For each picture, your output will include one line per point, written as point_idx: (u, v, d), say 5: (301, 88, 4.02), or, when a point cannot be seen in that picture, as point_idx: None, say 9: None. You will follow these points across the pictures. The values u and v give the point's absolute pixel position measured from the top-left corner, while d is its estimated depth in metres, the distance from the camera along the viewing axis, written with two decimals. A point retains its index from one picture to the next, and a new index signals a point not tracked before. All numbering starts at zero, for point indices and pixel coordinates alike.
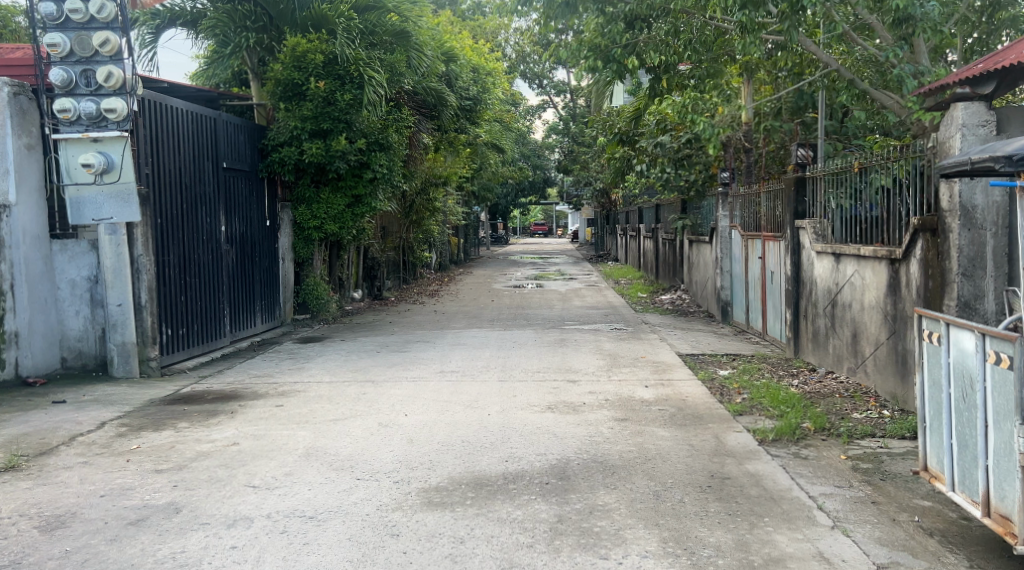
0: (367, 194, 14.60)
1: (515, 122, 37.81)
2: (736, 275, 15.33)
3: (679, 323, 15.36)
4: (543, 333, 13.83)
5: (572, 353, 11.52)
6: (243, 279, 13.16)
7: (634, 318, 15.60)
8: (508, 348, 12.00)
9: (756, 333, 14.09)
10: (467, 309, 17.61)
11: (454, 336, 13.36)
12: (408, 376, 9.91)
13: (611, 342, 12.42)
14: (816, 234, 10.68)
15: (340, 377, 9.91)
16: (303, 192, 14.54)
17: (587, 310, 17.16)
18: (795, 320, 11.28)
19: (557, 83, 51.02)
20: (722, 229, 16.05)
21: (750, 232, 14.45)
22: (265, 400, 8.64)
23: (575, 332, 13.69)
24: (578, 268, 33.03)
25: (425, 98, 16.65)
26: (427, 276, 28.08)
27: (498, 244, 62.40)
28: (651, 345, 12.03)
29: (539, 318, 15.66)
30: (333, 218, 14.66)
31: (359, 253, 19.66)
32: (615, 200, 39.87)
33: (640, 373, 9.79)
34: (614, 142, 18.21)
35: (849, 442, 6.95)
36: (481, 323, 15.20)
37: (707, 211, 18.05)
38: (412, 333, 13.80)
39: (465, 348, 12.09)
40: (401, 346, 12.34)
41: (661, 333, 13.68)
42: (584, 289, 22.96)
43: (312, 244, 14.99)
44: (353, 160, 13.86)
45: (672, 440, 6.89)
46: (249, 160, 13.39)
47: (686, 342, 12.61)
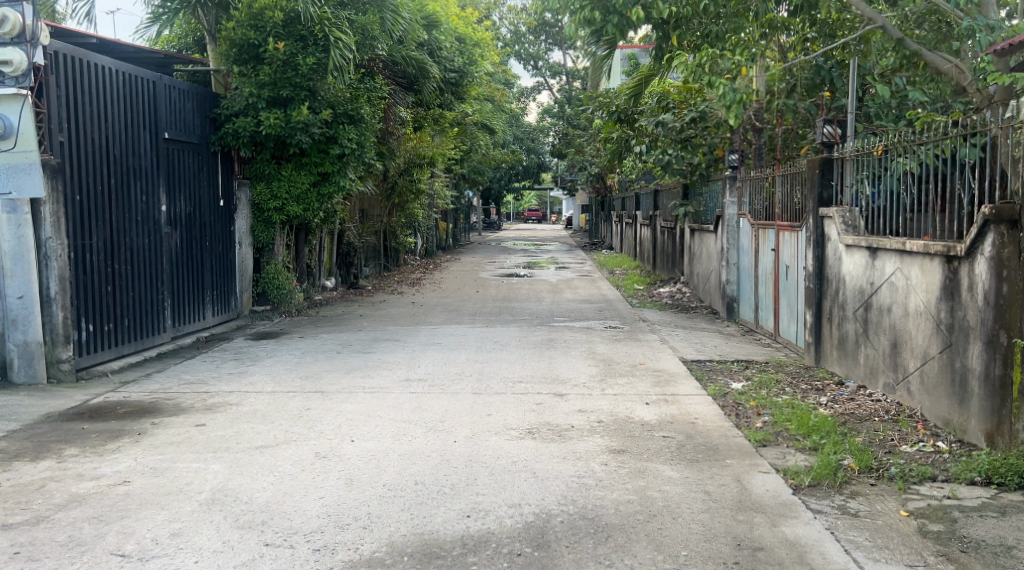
0: (335, 173, 13.12)
1: (507, 103, 36.29)
2: (744, 269, 13.87)
3: (680, 320, 13.90)
4: (528, 330, 12.34)
5: (560, 357, 10.02)
6: (190, 266, 11.67)
7: (631, 314, 14.12)
8: (488, 350, 10.48)
9: (767, 334, 12.63)
10: (449, 302, 16.10)
11: (428, 335, 11.85)
12: (366, 386, 8.40)
13: (605, 344, 10.93)
14: (845, 225, 9.20)
15: (284, 386, 8.40)
16: (262, 168, 13.02)
17: (579, 304, 15.68)
18: (816, 322, 9.81)
19: (552, 64, 49.45)
20: (728, 217, 14.59)
21: (761, 221, 12.96)
22: (186, 416, 7.13)
23: (565, 331, 12.19)
24: (572, 257, 31.59)
25: (405, 69, 15.21)
26: (411, 263, 26.59)
27: (489, 230, 60.92)
28: (651, 349, 10.52)
29: (526, 313, 14.15)
30: (297, 200, 13.17)
31: (332, 238, 18.12)
32: (610, 185, 38.38)
33: (639, 386, 8.30)
34: (611, 121, 16.92)
35: (905, 488, 5.48)
36: (461, 317, 13.71)
37: (711, 198, 16.61)
38: (382, 330, 12.29)
39: (438, 349, 10.59)
40: (366, 346, 10.83)
41: (662, 333, 12.19)
42: (576, 279, 21.49)
43: (273, 227, 13.47)
44: (317, 133, 12.44)
45: (682, 485, 5.42)
46: (199, 131, 11.87)
47: (689, 345, 11.13)
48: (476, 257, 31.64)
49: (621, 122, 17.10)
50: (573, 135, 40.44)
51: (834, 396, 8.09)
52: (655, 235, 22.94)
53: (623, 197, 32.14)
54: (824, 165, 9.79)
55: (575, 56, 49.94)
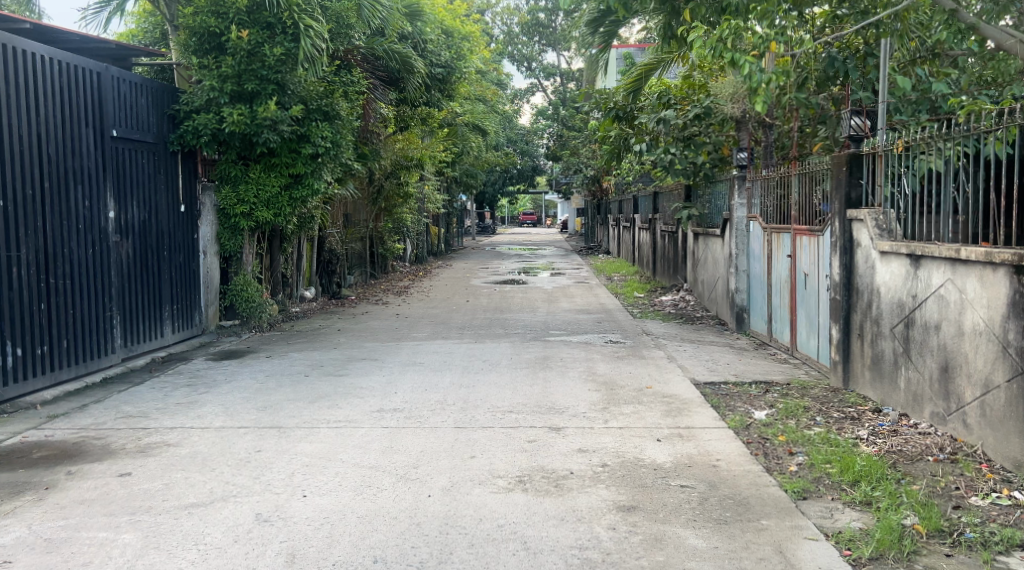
0: (308, 175, 12.00)
1: (499, 104, 35.24)
2: (756, 277, 12.78)
3: (687, 332, 12.79)
4: (521, 346, 11.21)
5: (556, 379, 8.90)
6: (145, 279, 10.54)
7: (633, 326, 13.01)
8: (477, 371, 9.35)
9: (784, 349, 11.53)
10: (436, 314, 14.97)
11: (411, 352, 10.72)
12: (331, 419, 7.27)
13: (605, 362, 9.81)
14: (878, 229, 8.07)
15: (237, 419, 7.27)
16: (228, 169, 11.87)
17: (577, 314, 14.55)
18: (844, 339, 8.70)
19: (545, 65, 48.43)
20: (737, 220, 13.48)
21: (775, 224, 11.88)
22: (110, 462, 6.02)
23: (561, 347, 11.06)
24: (568, 261, 30.47)
25: (387, 65, 14.12)
26: (399, 270, 25.49)
27: (484, 234, 59.87)
28: (658, 368, 9.40)
29: (519, 326, 13.03)
30: (266, 204, 12.04)
31: (311, 245, 17.00)
32: (607, 188, 37.32)
33: (647, 417, 7.19)
34: (609, 118, 15.73)
35: (990, 561, 4.38)
36: (449, 331, 12.58)
37: (717, 200, 15.51)
38: (360, 347, 11.17)
39: (421, 370, 9.45)
40: (339, 367, 9.70)
41: (668, 348, 11.07)
42: (573, 286, 20.42)
43: (241, 235, 12.33)
44: (287, 131, 11.31)
45: (711, 562, 4.32)
46: (154, 129, 10.74)
47: (699, 363, 10.02)
48: (468, 262, 30.54)
49: (620, 119, 15.89)
50: (568, 137, 39.39)
51: (874, 428, 6.98)
52: (655, 239, 21.85)
53: (620, 200, 31.06)
54: (853, 160, 8.64)
55: (569, 57, 48.94)
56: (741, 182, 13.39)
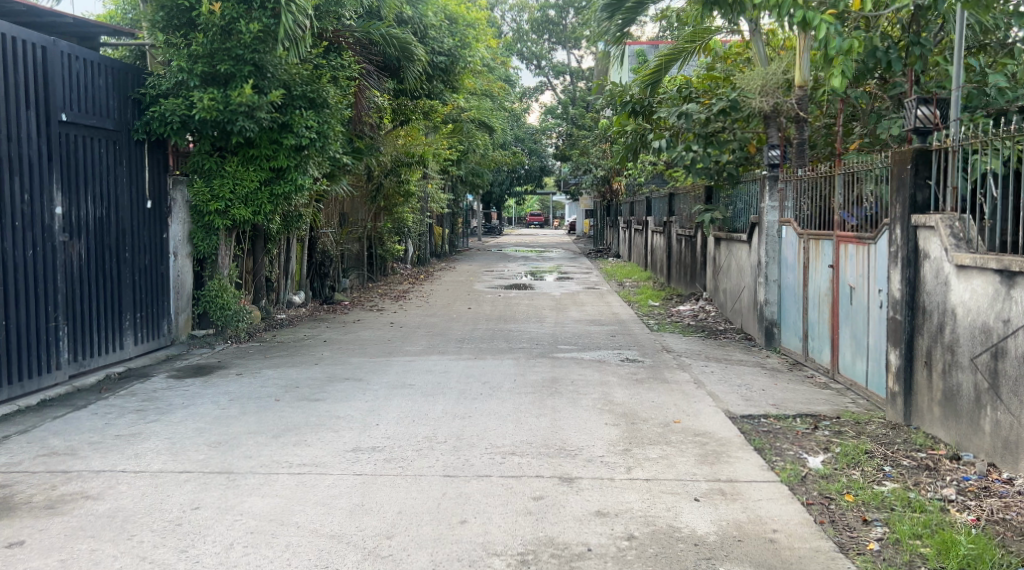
0: (291, 168, 10.75)
1: (507, 101, 34.00)
2: (790, 287, 11.51)
3: (712, 349, 11.50)
4: (526, 364, 9.93)
5: (566, 408, 7.62)
6: (101, 284, 9.28)
7: (651, 341, 11.73)
8: (474, 396, 8.08)
9: (824, 370, 10.26)
10: (434, 323, 13.69)
11: (402, 370, 9.47)
12: (294, 462, 6.00)
13: (623, 388, 8.52)
14: (954, 239, 6.78)
15: (180, 460, 6.01)
16: (201, 162, 10.58)
17: (589, 326, 13.27)
18: (906, 366, 7.40)
19: (555, 63, 47.17)
20: (766, 225, 12.16)
21: (814, 230, 10.61)
22: (4, 524, 4.77)
23: (572, 366, 9.78)
24: (577, 265, 29.14)
25: (385, 51, 12.95)
26: (399, 272, 24.22)
27: (490, 235, 58.58)
28: (685, 397, 8.11)
29: (524, 339, 11.75)
30: (243, 201, 10.76)
31: (301, 245, 15.73)
32: (618, 189, 36.01)
33: (678, 465, 5.93)
34: (625, 112, 14.88)
35: None
36: (447, 345, 11.31)
37: (743, 202, 14.20)
38: (346, 363, 9.92)
39: (409, 395, 8.18)
40: (317, 389, 8.44)
41: (692, 368, 9.78)
42: (582, 293, 19.13)
43: (216, 235, 11.04)
44: (266, 119, 10.03)
45: None
46: (114, 115, 9.48)
47: (730, 389, 8.73)
48: (473, 265, 29.18)
49: (636, 114, 15.02)
50: (578, 137, 38.06)
51: (959, 483, 5.66)
52: (670, 244, 20.57)
53: (632, 202, 29.76)
54: (922, 156, 7.31)
55: (580, 55, 47.67)
56: (773, 182, 12.08)
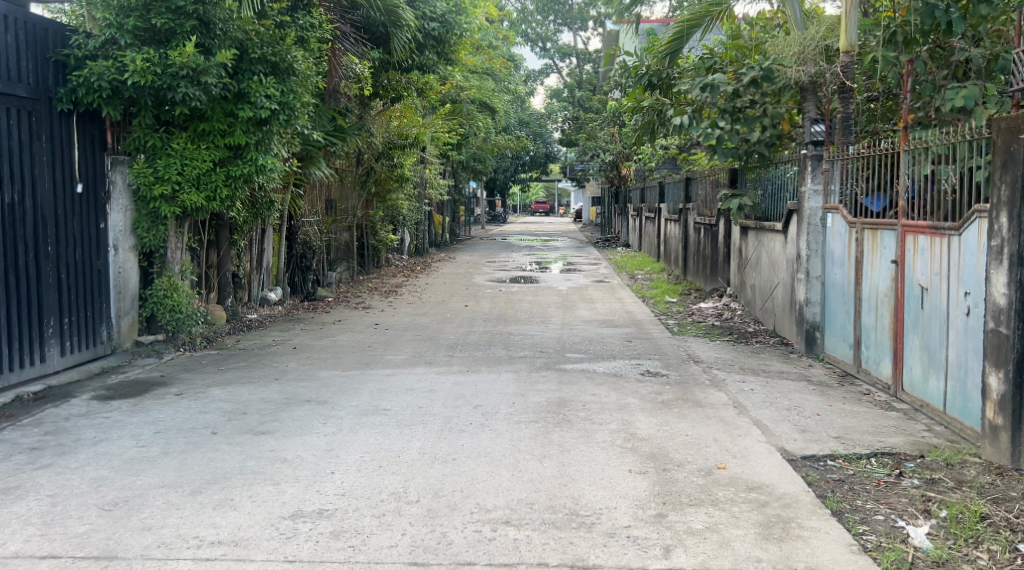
0: (250, 146, 9.15)
1: (511, 83, 32.28)
2: (838, 285, 9.86)
3: (745, 357, 9.86)
4: (527, 380, 8.31)
5: (578, 446, 5.99)
6: (12, 284, 7.65)
7: (674, 348, 10.08)
8: (461, 428, 6.45)
9: (884, 386, 8.61)
10: (424, 325, 12.03)
11: (377, 388, 7.83)
12: (207, 539, 4.40)
13: (647, 414, 6.88)
14: None
15: (51, 536, 4.42)
16: (144, 138, 8.92)
17: (601, 328, 11.62)
18: (1014, 394, 5.75)
19: (561, 45, 45.35)
20: (805, 212, 10.55)
21: (870, 219, 8.99)
22: None
23: (583, 382, 8.13)
24: (585, 255, 27.48)
25: (369, 15, 11.41)
26: (394, 264, 22.59)
27: (494, 223, 56.89)
28: (726, 429, 6.47)
29: (526, 346, 10.11)
30: (195, 185, 9.09)
31: (278, 236, 14.10)
32: (627, 175, 34.25)
33: (736, 545, 4.33)
34: (641, 86, 13.25)
35: None
36: (436, 353, 9.70)
37: (775, 186, 12.57)
38: (312, 378, 8.29)
39: (381, 425, 6.55)
40: (268, 417, 6.81)
41: (728, 386, 8.13)
42: (591, 287, 17.42)
43: (165, 224, 9.37)
44: (216, 87, 8.41)
45: None
46: (30, 79, 7.81)
47: (778, 414, 7.10)
48: (474, 255, 27.51)
49: (653, 87, 13.37)
50: (586, 120, 36.27)
51: None
52: (687, 233, 18.93)
53: (643, 187, 28.07)
54: None
55: (587, 36, 45.85)
56: (817, 163, 10.41)
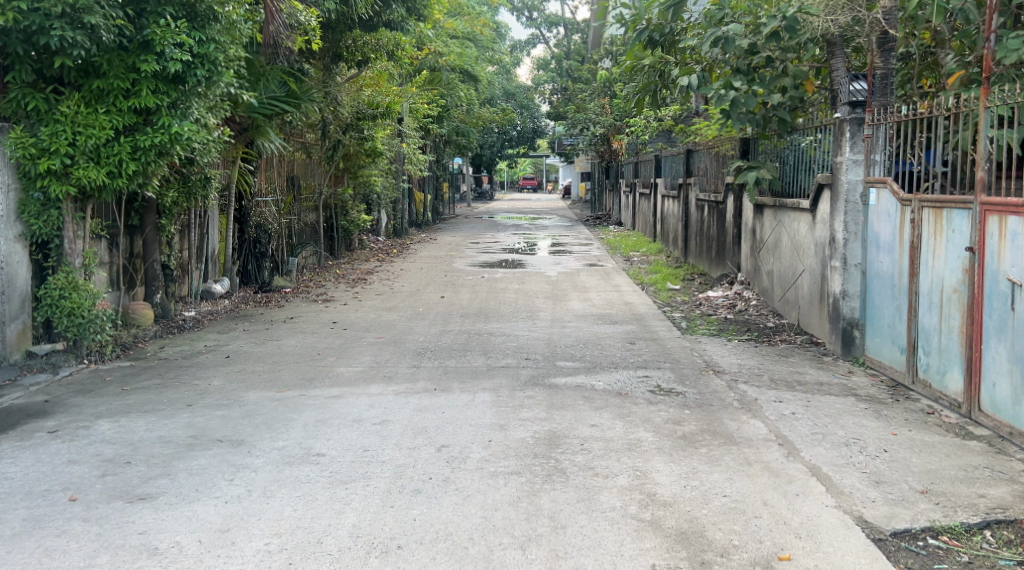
0: (161, 110, 7.41)
1: (496, 52, 30.42)
2: (885, 275, 8.13)
3: (773, 364, 8.14)
4: (508, 401, 6.57)
5: (577, 519, 4.29)
6: None
7: (686, 353, 8.35)
8: (415, 486, 4.74)
9: (952, 402, 6.93)
10: (390, 322, 10.27)
11: (314, 418, 6.09)
12: None
13: (666, 459, 5.17)
14: None
15: None
16: (23, 98, 7.07)
17: (598, 325, 9.88)
18: None
19: (548, 14, 43.40)
20: (840, 186, 8.81)
21: (931, 195, 7.26)
22: None
23: (578, 406, 6.39)
24: (576, 235, 25.72)
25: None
26: (368, 246, 20.77)
27: (481, 200, 55.03)
28: (777, 484, 4.76)
29: (509, 353, 8.37)
30: (94, 157, 7.31)
31: (226, 219, 12.29)
32: (619, 149, 32.44)
33: None
34: (640, 42, 11.44)
35: None
36: (398, 363, 7.95)
37: (798, 156, 10.86)
38: (235, 404, 6.52)
39: (307, 484, 4.83)
40: (159, 470, 5.07)
41: (763, 409, 6.41)
42: (583, 272, 15.69)
43: (58, 208, 7.54)
44: (107, 31, 6.65)
45: None
46: None
47: (839, 454, 5.39)
48: (458, 235, 25.69)
49: (654, 44, 11.60)
50: (574, 92, 34.43)
51: None
52: (688, 211, 17.19)
53: (636, 162, 26.31)
54: None
55: (576, 5, 43.92)
56: (858, 127, 8.62)
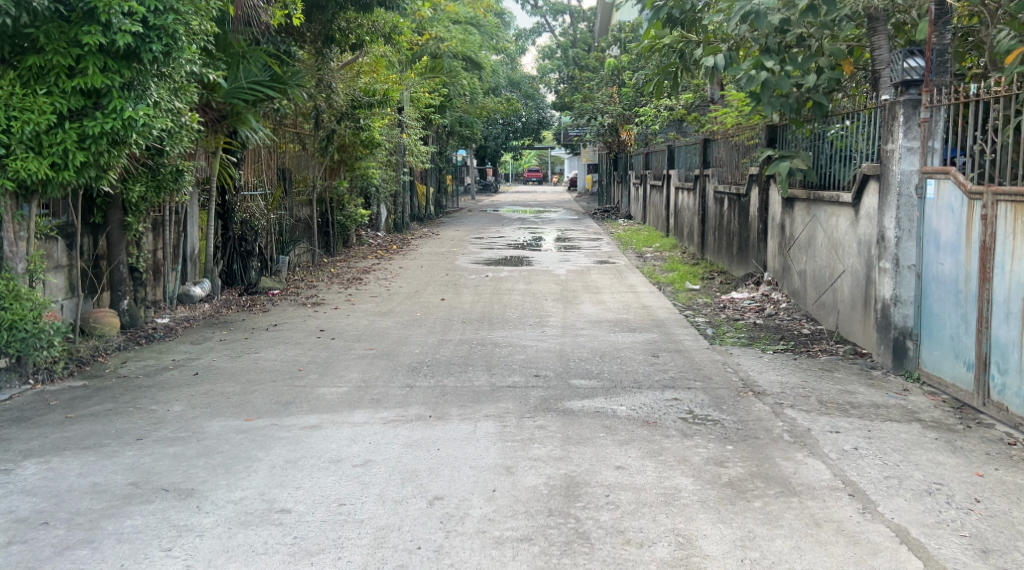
0: (112, 91, 6.41)
1: (500, 41, 29.38)
2: (947, 279, 7.10)
3: (818, 382, 7.11)
4: (517, 433, 5.55)
5: None
6: None
7: (718, 369, 7.32)
8: (399, 561, 3.75)
9: None
10: (384, 330, 9.26)
11: (283, 458, 5.08)
12: None
13: (712, 519, 4.16)
14: None
15: None
16: None
17: (615, 334, 8.85)
18: None
19: (554, 2, 42.32)
20: (891, 176, 7.77)
21: (1009, 188, 6.22)
22: None
23: (600, 440, 5.37)
24: (585, 229, 24.69)
25: None
26: (367, 243, 19.77)
27: (486, 193, 54.01)
28: (857, 557, 3.77)
29: (516, 369, 7.34)
30: (33, 146, 6.28)
31: (207, 215, 11.28)
32: (628, 140, 31.38)
33: None
34: (659, 21, 10.31)
35: None
36: (388, 382, 6.94)
37: (835, 142, 9.83)
38: (193, 438, 5.51)
39: (264, 556, 3.84)
40: (82, 534, 4.06)
41: (819, 444, 5.39)
42: (594, 270, 14.66)
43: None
44: None
45: None
46: None
47: (924, 506, 4.38)
48: (461, 230, 24.64)
49: (673, 22, 10.57)
50: (581, 81, 33.36)
51: None
52: (706, 204, 16.14)
53: (646, 153, 25.28)
54: None
55: None
56: (912, 110, 7.58)
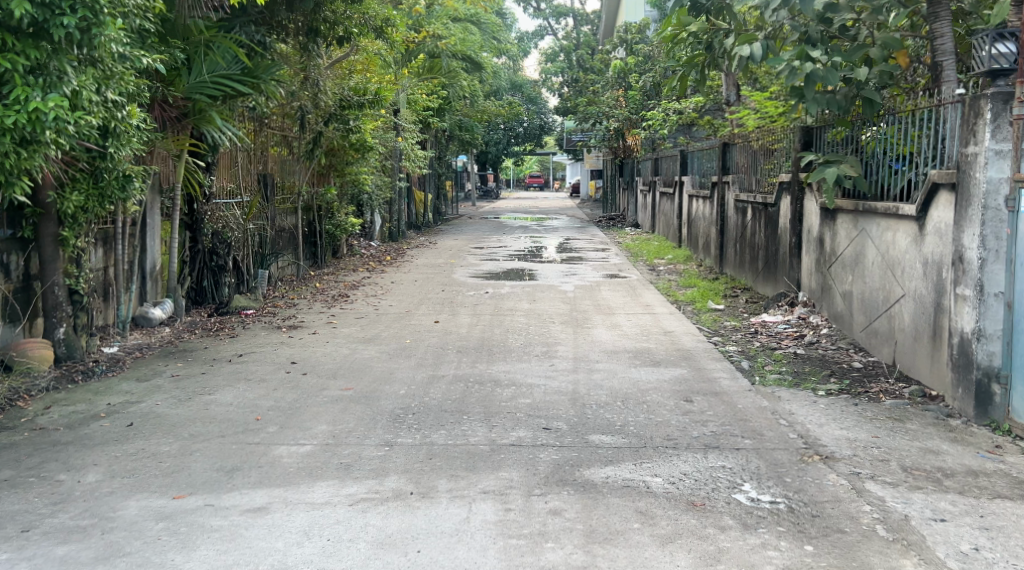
0: (16, 76, 5.11)
1: (502, 42, 28.09)
2: None
3: (892, 439, 5.78)
4: (524, 522, 4.22)
5: None
6: None
7: (769, 421, 5.97)
8: None
9: None
10: (366, 362, 7.92)
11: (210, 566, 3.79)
12: None
13: None
14: None
15: None
16: None
17: (637, 369, 7.51)
18: None
19: (557, 4, 41.07)
20: (972, 184, 6.42)
21: None
22: None
23: (636, 538, 4.04)
24: (591, 238, 23.36)
25: None
26: (358, 253, 18.43)
27: (486, 198, 52.73)
28: None
29: (521, 419, 6.00)
30: None
31: (169, 226, 9.95)
32: (633, 145, 30.03)
33: None
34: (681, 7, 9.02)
35: None
36: (363, 439, 5.60)
37: (886, 144, 8.50)
38: (98, 529, 4.18)
39: None
40: None
41: (924, 545, 4.07)
42: (606, 286, 13.31)
43: None
44: None
45: None
46: None
47: None
48: (461, 239, 23.31)
49: (698, 9, 9.27)
50: (585, 84, 32.02)
51: None
52: (726, 213, 14.79)
53: (655, 159, 23.95)
54: None
55: None
56: (1002, 105, 6.22)
